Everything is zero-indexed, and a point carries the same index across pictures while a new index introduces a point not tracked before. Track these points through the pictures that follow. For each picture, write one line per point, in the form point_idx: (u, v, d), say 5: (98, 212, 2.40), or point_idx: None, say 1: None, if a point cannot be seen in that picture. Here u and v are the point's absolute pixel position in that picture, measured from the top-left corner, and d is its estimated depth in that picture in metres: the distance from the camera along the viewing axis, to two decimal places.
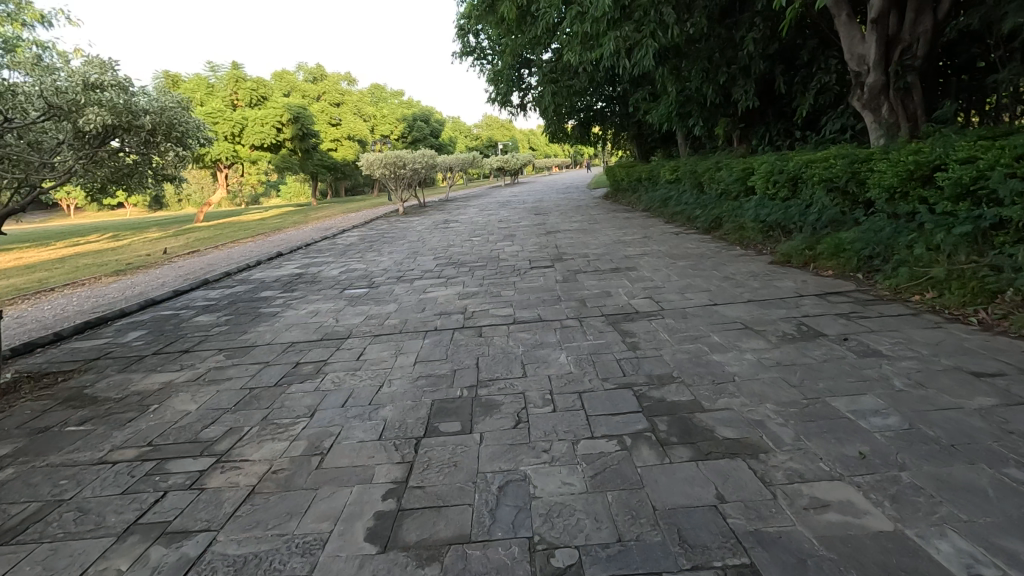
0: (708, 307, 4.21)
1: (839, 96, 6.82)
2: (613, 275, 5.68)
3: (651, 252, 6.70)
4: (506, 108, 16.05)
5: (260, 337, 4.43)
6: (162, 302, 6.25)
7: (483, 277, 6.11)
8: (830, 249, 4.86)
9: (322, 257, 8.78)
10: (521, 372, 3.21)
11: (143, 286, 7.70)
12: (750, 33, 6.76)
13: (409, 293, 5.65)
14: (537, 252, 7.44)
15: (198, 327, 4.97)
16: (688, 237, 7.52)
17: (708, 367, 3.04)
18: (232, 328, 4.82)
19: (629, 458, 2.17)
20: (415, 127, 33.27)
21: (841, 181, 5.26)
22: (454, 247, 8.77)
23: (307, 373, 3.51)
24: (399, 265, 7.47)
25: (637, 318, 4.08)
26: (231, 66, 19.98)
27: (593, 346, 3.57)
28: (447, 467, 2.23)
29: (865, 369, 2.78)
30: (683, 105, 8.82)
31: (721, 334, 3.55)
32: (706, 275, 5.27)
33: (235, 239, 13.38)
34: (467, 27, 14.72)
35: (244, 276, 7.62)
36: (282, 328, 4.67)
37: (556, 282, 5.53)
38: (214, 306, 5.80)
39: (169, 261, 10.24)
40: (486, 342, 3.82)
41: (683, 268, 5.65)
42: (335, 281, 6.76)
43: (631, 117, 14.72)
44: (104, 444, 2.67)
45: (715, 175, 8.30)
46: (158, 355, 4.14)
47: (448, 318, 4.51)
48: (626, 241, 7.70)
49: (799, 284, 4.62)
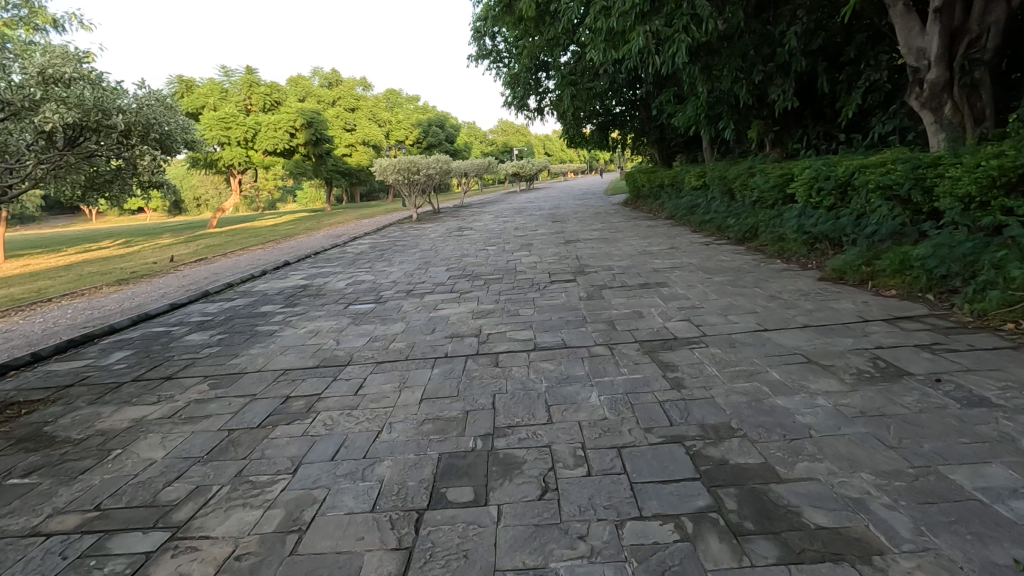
0: (758, 333, 3.67)
1: (890, 95, 6.24)
2: (642, 292, 5.16)
3: (682, 266, 6.16)
4: (522, 112, 15.67)
5: (251, 362, 3.99)
6: (157, 316, 5.86)
7: (500, 292, 5.62)
8: (892, 265, 4.30)
9: (330, 267, 8.39)
10: (547, 415, 2.70)
11: (143, 297, 7.34)
12: (791, 27, 6.23)
13: (419, 309, 5.18)
14: (557, 264, 6.94)
15: (188, 348, 4.54)
16: (720, 249, 6.96)
17: (775, 416, 2.50)
18: (222, 349, 4.37)
19: (695, 557, 1.64)
20: (430, 132, 33.11)
21: (901, 189, 4.69)
22: (468, 257, 8.30)
23: (296, 410, 3.04)
24: (410, 277, 7.01)
25: (677, 347, 3.55)
26: (245, 71, 19.85)
27: (630, 383, 3.05)
28: (456, 560, 1.72)
29: (979, 426, 2.23)
30: (712, 107, 8.30)
31: (782, 370, 3.01)
32: (749, 293, 4.72)
33: (244, 247, 13.07)
34: (483, 29, 14.39)
35: (247, 287, 7.22)
36: (277, 351, 4.21)
37: (579, 299, 5.02)
38: (210, 322, 5.39)
39: (173, 270, 9.91)
40: (503, 374, 3.32)
41: (720, 284, 5.11)
42: (341, 294, 6.32)
43: (652, 121, 14.19)
44: (44, 507, 2.21)
45: (748, 182, 7.73)
46: (135, 383, 3.69)
47: (460, 342, 4.02)
48: (652, 253, 7.17)
49: (859, 305, 4.06)
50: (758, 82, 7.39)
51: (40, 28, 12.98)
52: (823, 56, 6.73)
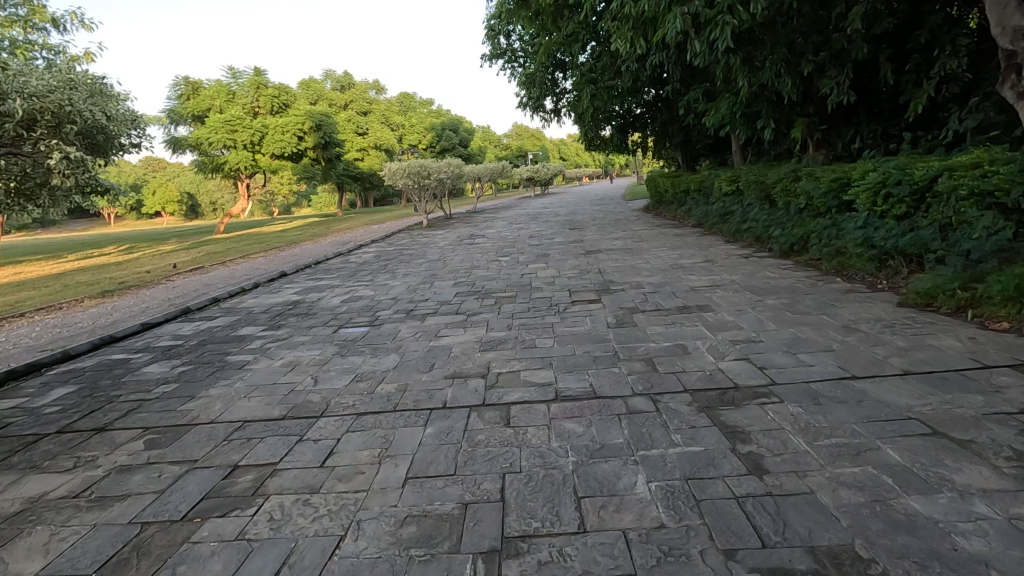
0: (847, 384, 2.82)
1: (969, 86, 5.38)
2: (682, 318, 4.32)
3: (724, 284, 5.32)
4: (537, 114, 14.98)
5: (205, 409, 3.23)
6: (124, 338, 5.17)
7: (514, 315, 4.83)
8: (1003, 291, 3.45)
9: (328, 280, 7.69)
10: (578, 518, 1.91)
11: (118, 313, 6.72)
12: (852, 7, 5.40)
13: (419, 337, 4.41)
14: (578, 279, 6.13)
15: (141, 384, 3.80)
16: (764, 264, 6.12)
17: (922, 537, 1.67)
18: (179, 388, 3.63)
19: None
20: (443, 136, 32.42)
21: (1005, 196, 3.81)
22: (479, 269, 7.55)
23: (238, 492, 2.27)
24: (413, 293, 6.27)
25: (743, 403, 2.72)
26: (253, 72, 19.40)
27: (688, 460, 2.23)
28: None
29: None
30: (750, 104, 7.47)
31: (904, 447, 2.18)
32: (817, 322, 3.87)
33: (244, 254, 12.47)
34: (497, 27, 13.76)
35: (233, 303, 6.54)
36: (240, 392, 3.46)
37: (607, 327, 4.20)
38: (177, 349, 4.66)
39: (164, 280, 9.32)
40: (516, 441, 2.53)
41: (777, 310, 4.27)
42: (334, 314, 5.59)
43: (676, 121, 13.29)
44: None
45: (793, 187, 6.88)
46: (57, 438, 2.95)
47: (463, 386, 3.23)
48: (685, 267, 6.36)
49: (968, 343, 3.21)
50: (806, 75, 6.56)
51: (39, 26, 12.53)
52: (886, 42, 5.88)
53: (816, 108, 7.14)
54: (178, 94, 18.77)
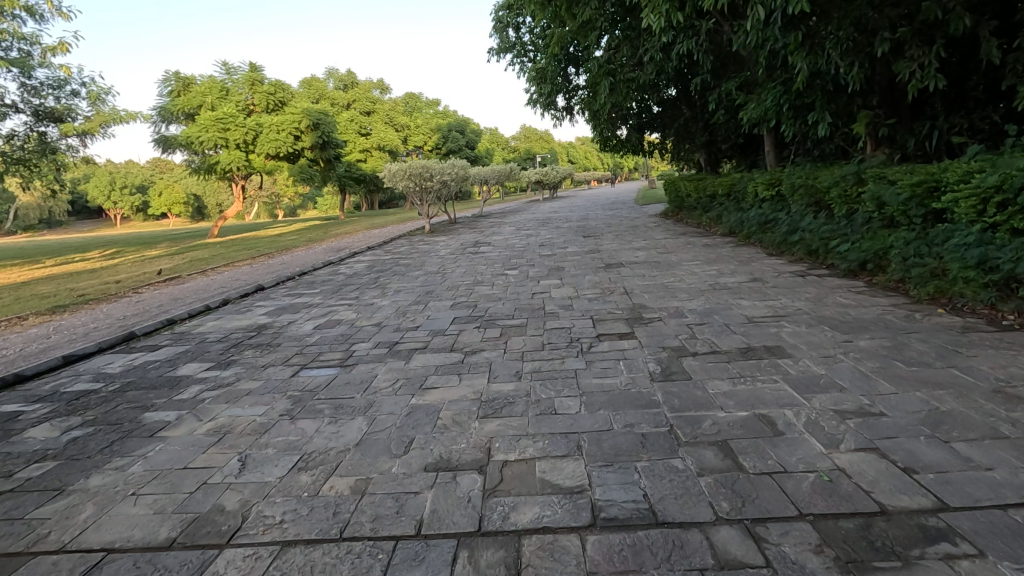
0: None
1: None
2: (753, 367, 3.20)
3: (792, 315, 4.19)
4: (548, 112, 13.96)
5: (63, 519, 2.16)
6: (32, 377, 4.11)
7: (525, 355, 3.73)
8: None
9: (309, 296, 6.63)
10: None
11: (52, 337, 5.67)
12: None
13: (398, 388, 3.31)
14: (602, 303, 5.04)
15: (8, 460, 2.73)
16: (829, 286, 4.99)
17: None
18: (51, 472, 2.56)
19: None
20: (449, 137, 31.39)
21: None
22: (482, 285, 6.46)
23: None
24: (402, 317, 5.19)
25: (913, 555, 1.61)
26: (248, 69, 18.61)
27: None
28: None
29: None
30: (802, 93, 6.36)
31: None
32: (955, 382, 2.74)
33: (229, 262, 11.46)
34: (507, 18, 12.74)
35: (190, 327, 5.48)
36: (131, 485, 2.39)
37: (651, 381, 3.10)
38: (88, 398, 3.58)
39: (129, 293, 8.30)
40: None
41: (882, 359, 3.14)
42: (302, 346, 4.51)
43: (700, 119, 12.14)
44: None
45: (855, 190, 5.76)
46: None
47: (450, 491, 2.14)
48: (729, 288, 5.25)
49: None
50: (876, 56, 5.47)
51: (13, 14, 11.28)
52: (987, 13, 4.78)
53: (883, 99, 6.03)
54: (169, 91, 17.72)
